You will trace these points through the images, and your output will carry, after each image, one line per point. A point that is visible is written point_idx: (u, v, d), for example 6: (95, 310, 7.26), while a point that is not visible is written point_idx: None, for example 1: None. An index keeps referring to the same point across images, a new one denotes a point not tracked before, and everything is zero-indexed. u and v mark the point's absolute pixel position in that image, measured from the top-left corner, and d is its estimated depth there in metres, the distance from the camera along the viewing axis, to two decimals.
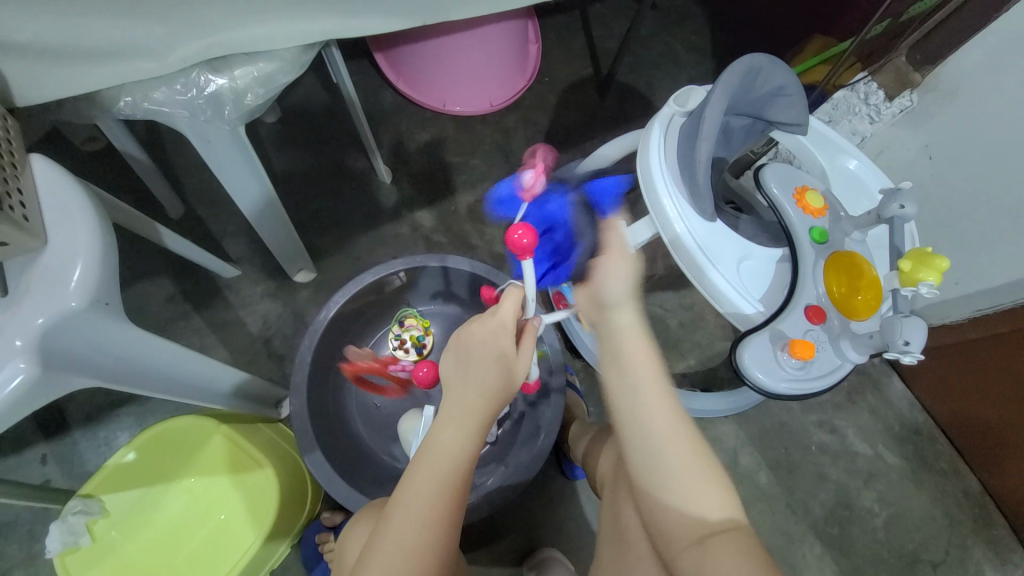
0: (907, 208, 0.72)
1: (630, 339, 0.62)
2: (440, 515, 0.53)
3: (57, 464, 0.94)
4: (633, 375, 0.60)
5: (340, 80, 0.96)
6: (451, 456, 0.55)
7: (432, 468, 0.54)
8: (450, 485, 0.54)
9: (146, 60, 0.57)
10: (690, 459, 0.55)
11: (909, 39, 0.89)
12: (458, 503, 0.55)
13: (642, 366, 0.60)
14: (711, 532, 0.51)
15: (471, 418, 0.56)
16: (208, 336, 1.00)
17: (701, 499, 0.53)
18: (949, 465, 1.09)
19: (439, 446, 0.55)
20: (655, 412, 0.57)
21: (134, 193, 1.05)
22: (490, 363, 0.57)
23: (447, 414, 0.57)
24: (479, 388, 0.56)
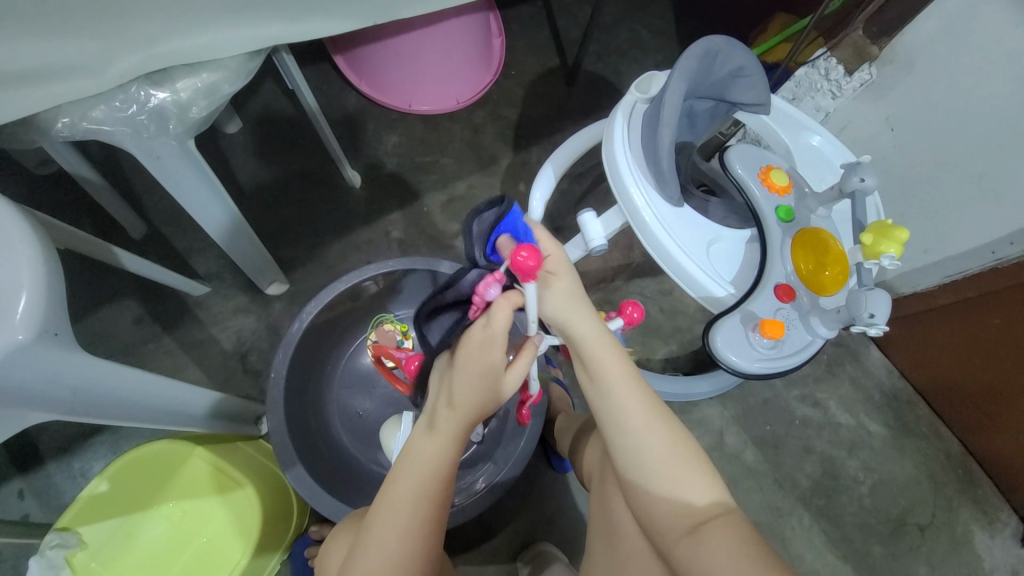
0: (868, 180, 0.72)
1: (595, 346, 0.58)
2: (428, 526, 0.54)
3: (34, 498, 0.91)
4: (604, 383, 0.57)
5: (297, 86, 0.93)
6: (435, 464, 0.54)
7: (418, 478, 0.54)
8: (438, 497, 0.54)
9: (82, 78, 0.54)
10: (671, 453, 0.55)
11: (865, 12, 0.89)
12: (443, 508, 0.55)
13: (620, 374, 0.57)
14: (703, 520, 0.53)
15: (455, 432, 0.54)
16: (181, 356, 0.98)
17: (689, 486, 0.54)
18: (929, 429, 1.12)
19: (421, 457, 0.55)
20: (638, 411, 0.56)
21: (93, 214, 1.02)
22: (473, 384, 0.53)
23: (432, 424, 0.55)
24: (463, 403, 0.54)
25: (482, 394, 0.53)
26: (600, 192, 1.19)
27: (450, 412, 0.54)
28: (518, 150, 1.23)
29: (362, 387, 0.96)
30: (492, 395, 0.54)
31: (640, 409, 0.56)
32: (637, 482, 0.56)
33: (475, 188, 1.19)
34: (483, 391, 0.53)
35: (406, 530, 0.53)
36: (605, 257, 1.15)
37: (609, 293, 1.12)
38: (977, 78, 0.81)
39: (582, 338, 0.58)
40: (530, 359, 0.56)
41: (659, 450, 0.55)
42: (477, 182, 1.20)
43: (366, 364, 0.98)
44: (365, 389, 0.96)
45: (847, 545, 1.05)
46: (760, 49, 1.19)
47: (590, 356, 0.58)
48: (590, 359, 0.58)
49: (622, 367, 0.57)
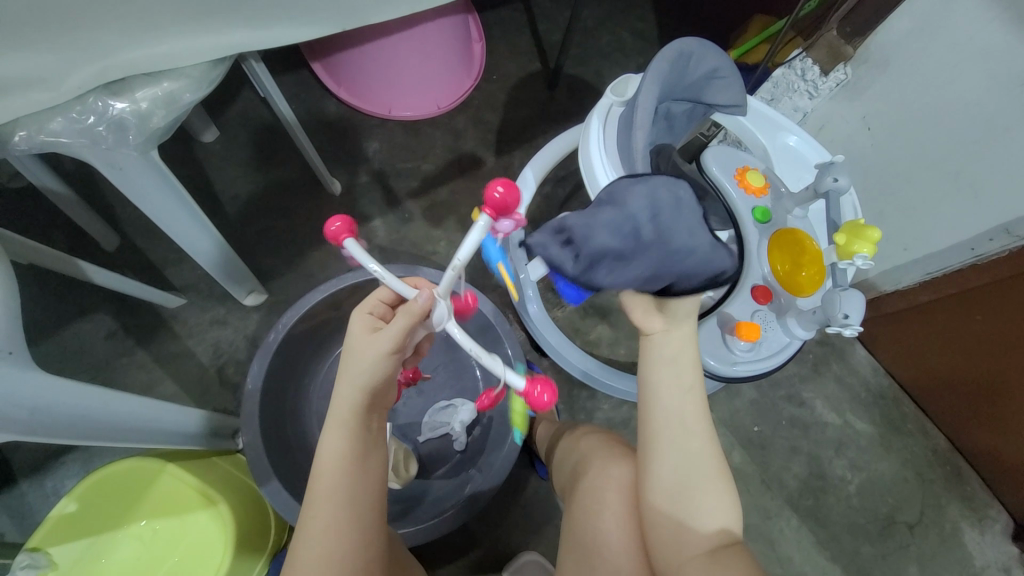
0: (841, 180, 0.72)
1: (682, 349, 0.59)
2: (349, 527, 0.53)
3: (5, 519, 0.89)
4: (682, 384, 0.58)
5: (269, 94, 0.92)
6: (339, 454, 0.54)
7: (329, 478, 0.53)
8: (349, 491, 0.54)
9: (37, 90, 0.53)
10: (713, 471, 0.55)
11: (839, 11, 0.89)
12: (358, 499, 0.54)
13: (688, 376, 0.58)
14: (722, 546, 0.53)
15: (348, 416, 0.55)
16: (156, 370, 0.96)
17: (715, 508, 0.54)
18: (915, 426, 1.12)
19: (330, 454, 0.54)
20: (693, 420, 0.57)
21: (65, 227, 1.00)
22: (351, 354, 0.55)
23: (333, 417, 0.55)
24: (345, 384, 0.55)
25: (358, 363, 0.54)
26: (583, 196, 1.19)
27: (341, 395, 0.55)
28: (500, 154, 1.23)
29: None
30: (370, 363, 0.54)
31: (699, 415, 0.57)
32: (677, 490, 0.54)
33: (457, 194, 1.18)
34: (360, 362, 0.54)
35: (327, 537, 0.52)
36: None
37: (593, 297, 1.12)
38: (949, 76, 0.81)
39: (675, 336, 0.59)
40: (407, 321, 0.53)
41: (703, 465, 0.55)
42: (459, 188, 1.19)
43: None
44: None
45: (836, 545, 1.04)
46: (741, 49, 1.20)
47: (675, 359, 0.59)
48: (671, 356, 0.59)
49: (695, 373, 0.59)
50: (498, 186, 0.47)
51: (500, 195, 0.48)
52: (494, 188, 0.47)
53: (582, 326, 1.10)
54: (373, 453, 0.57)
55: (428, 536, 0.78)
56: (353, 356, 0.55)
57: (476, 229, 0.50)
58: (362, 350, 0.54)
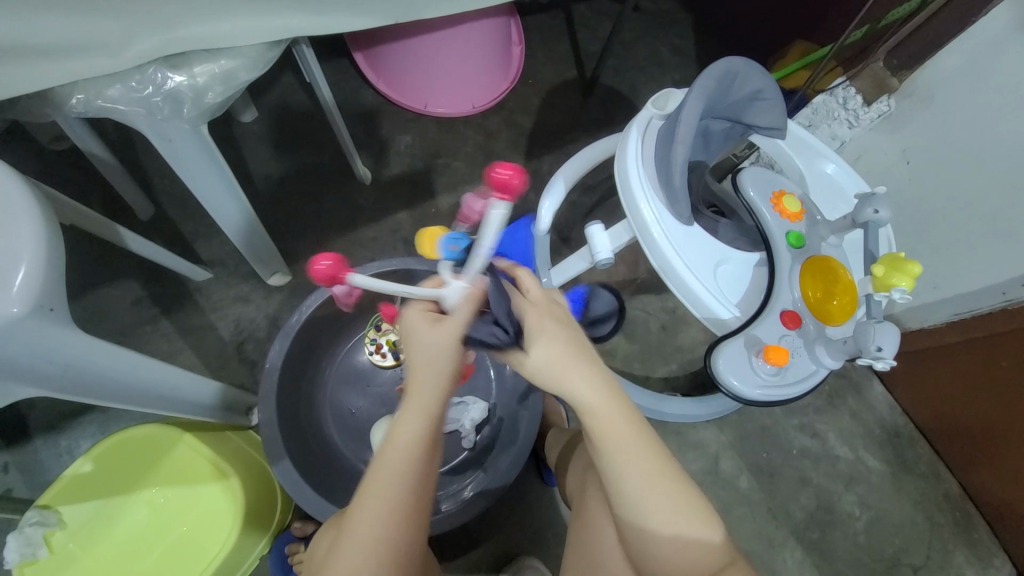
0: (881, 212, 0.73)
1: (596, 408, 0.50)
2: (413, 518, 0.52)
3: (18, 473, 0.90)
4: (615, 443, 0.50)
5: (314, 79, 0.93)
6: (415, 444, 0.52)
7: (399, 464, 0.52)
8: (419, 479, 0.52)
9: (101, 57, 0.55)
10: (678, 515, 0.51)
11: (887, 43, 0.89)
12: (425, 486, 0.54)
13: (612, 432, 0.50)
14: (713, 570, 0.52)
15: (430, 402, 0.53)
16: (177, 341, 0.97)
17: (698, 537, 0.52)
18: (928, 468, 1.10)
19: (403, 440, 0.52)
20: (629, 471, 0.51)
21: (103, 193, 1.02)
22: (424, 345, 0.52)
23: (412, 403, 0.53)
24: (430, 373, 0.53)
25: (438, 354, 0.52)
26: (610, 206, 1.19)
27: (420, 384, 0.53)
28: (530, 158, 1.24)
29: (357, 385, 0.95)
30: (447, 355, 0.53)
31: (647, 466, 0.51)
32: (646, 538, 0.52)
33: None
34: (439, 356, 0.52)
35: (388, 522, 0.51)
36: (611, 272, 1.14)
37: None
38: (999, 115, 0.79)
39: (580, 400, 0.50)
40: (471, 307, 0.53)
41: (660, 514, 0.51)
42: None
43: (363, 362, 0.97)
44: (359, 387, 0.95)
45: None
46: (779, 74, 1.19)
47: (591, 413, 0.50)
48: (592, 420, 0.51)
49: (625, 425, 0.51)
50: (506, 168, 0.52)
51: (507, 176, 0.52)
52: (500, 171, 0.52)
53: (598, 335, 1.09)
54: (439, 445, 0.56)
55: (434, 530, 0.78)
56: (432, 351, 0.52)
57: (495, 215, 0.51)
58: (440, 344, 0.52)
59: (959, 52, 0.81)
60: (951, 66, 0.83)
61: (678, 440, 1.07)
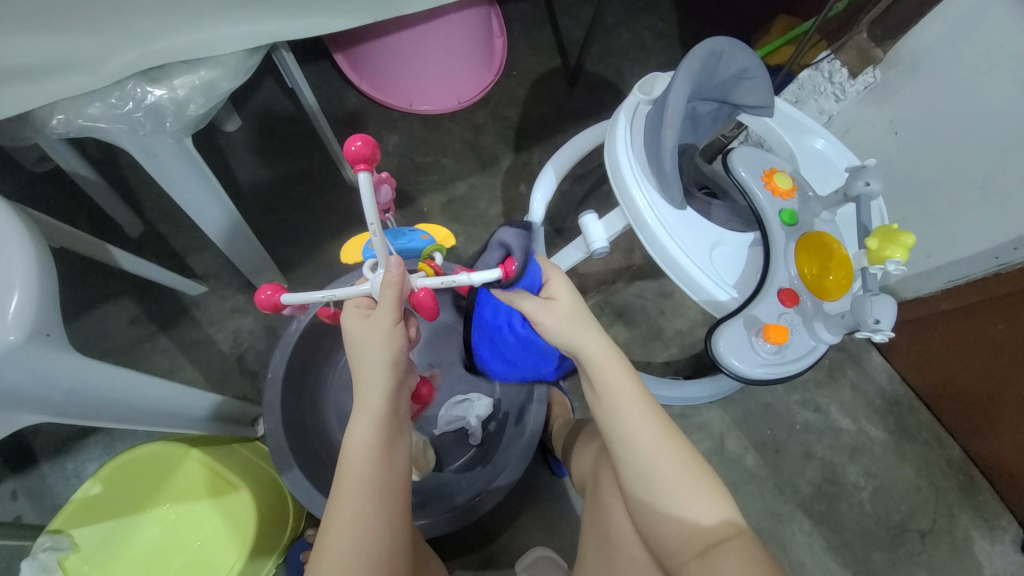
0: (872, 184, 0.73)
1: (600, 362, 0.56)
2: (376, 516, 0.51)
3: (27, 500, 0.90)
4: (611, 397, 0.55)
5: (296, 84, 0.92)
6: (367, 445, 0.52)
7: (359, 463, 0.52)
8: (377, 479, 0.52)
9: (78, 75, 0.54)
10: (687, 475, 0.54)
11: (869, 15, 0.88)
12: (387, 486, 0.53)
13: (618, 388, 0.56)
14: (714, 541, 0.52)
15: (376, 399, 0.53)
16: (177, 356, 0.97)
17: (696, 501, 0.54)
18: (930, 434, 1.11)
19: (356, 441, 0.53)
20: (634, 426, 0.55)
21: (90, 212, 1.01)
22: (359, 341, 0.54)
23: (358, 403, 0.54)
24: (368, 368, 0.54)
25: (370, 349, 0.53)
26: (602, 194, 1.19)
27: (360, 383, 0.54)
28: (519, 150, 1.23)
29: None
30: (378, 346, 0.53)
31: (647, 425, 0.55)
32: (649, 499, 0.54)
33: (475, 189, 1.19)
34: (371, 347, 0.53)
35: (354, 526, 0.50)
36: (606, 260, 1.14)
37: (609, 295, 1.12)
38: (985, 79, 0.79)
39: (586, 354, 0.56)
40: (391, 292, 0.53)
41: (667, 472, 0.54)
42: (477, 183, 1.19)
43: None
44: None
45: (847, 551, 1.04)
46: (764, 51, 1.18)
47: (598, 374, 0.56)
48: (593, 373, 0.56)
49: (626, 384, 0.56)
50: (356, 139, 0.49)
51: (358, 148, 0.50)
52: (352, 143, 0.49)
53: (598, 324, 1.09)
54: (399, 443, 0.55)
55: (446, 528, 0.79)
56: (365, 344, 0.53)
57: (365, 191, 0.50)
58: (367, 336, 0.54)
59: (942, 18, 0.81)
60: (935, 33, 0.82)
61: (683, 423, 1.08)
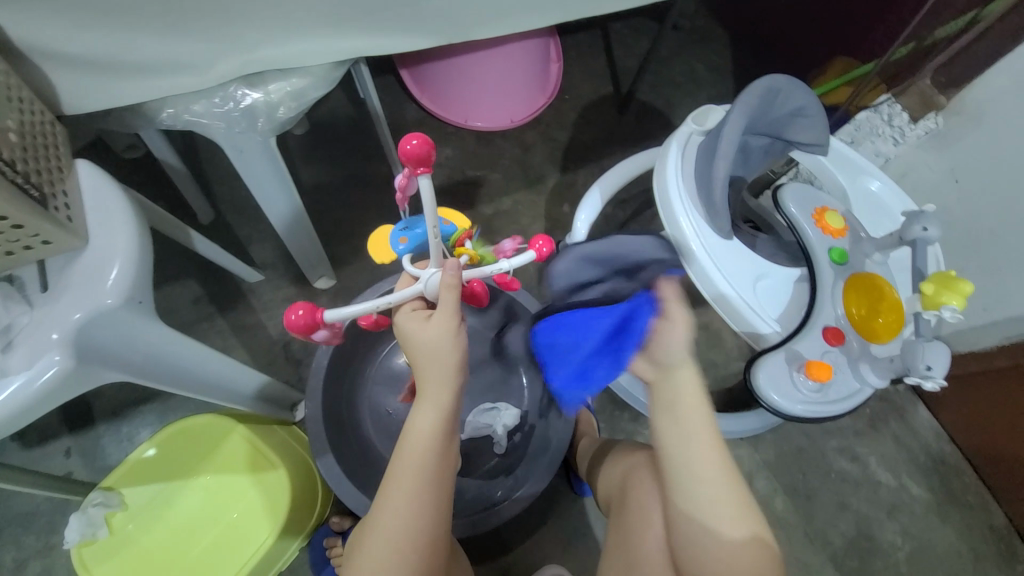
0: (930, 230, 0.72)
1: (686, 391, 0.52)
2: (429, 498, 0.54)
3: (81, 457, 0.97)
4: (688, 433, 0.52)
5: (366, 94, 0.99)
6: (429, 435, 0.54)
7: (419, 451, 0.54)
8: (435, 466, 0.54)
9: (188, 75, 0.61)
10: (738, 517, 0.52)
11: (934, 61, 0.87)
12: (442, 472, 0.55)
13: (693, 415, 0.52)
14: None
15: (443, 393, 0.54)
16: (230, 338, 1.03)
17: (741, 543, 0.52)
18: (977, 500, 1.04)
19: (421, 429, 0.54)
20: (703, 468, 0.52)
21: (169, 197, 1.11)
22: (426, 340, 0.53)
23: (422, 393, 0.55)
24: (437, 364, 0.54)
25: (436, 347, 0.53)
26: (643, 220, 1.20)
27: (426, 376, 0.54)
28: (566, 171, 1.26)
29: (394, 387, 0.98)
30: (444, 344, 0.53)
31: (713, 465, 0.52)
32: (696, 533, 0.52)
33: (520, 204, 1.22)
34: (439, 344, 0.53)
35: (411, 509, 0.53)
36: None
37: None
38: None
39: (673, 383, 0.52)
40: (450, 294, 0.53)
41: (723, 512, 0.52)
42: (523, 199, 1.23)
43: (401, 365, 0.99)
44: (396, 389, 0.98)
45: None
46: (819, 90, 1.18)
47: (677, 409, 0.52)
48: (674, 399, 0.52)
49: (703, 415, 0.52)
50: (412, 138, 0.48)
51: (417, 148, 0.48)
52: (409, 142, 0.47)
53: None
54: (455, 434, 0.57)
55: (466, 532, 0.79)
56: (433, 343, 0.53)
57: (425, 192, 0.50)
58: (435, 334, 0.53)
59: (1007, 73, 0.79)
60: (1000, 86, 0.81)
61: None
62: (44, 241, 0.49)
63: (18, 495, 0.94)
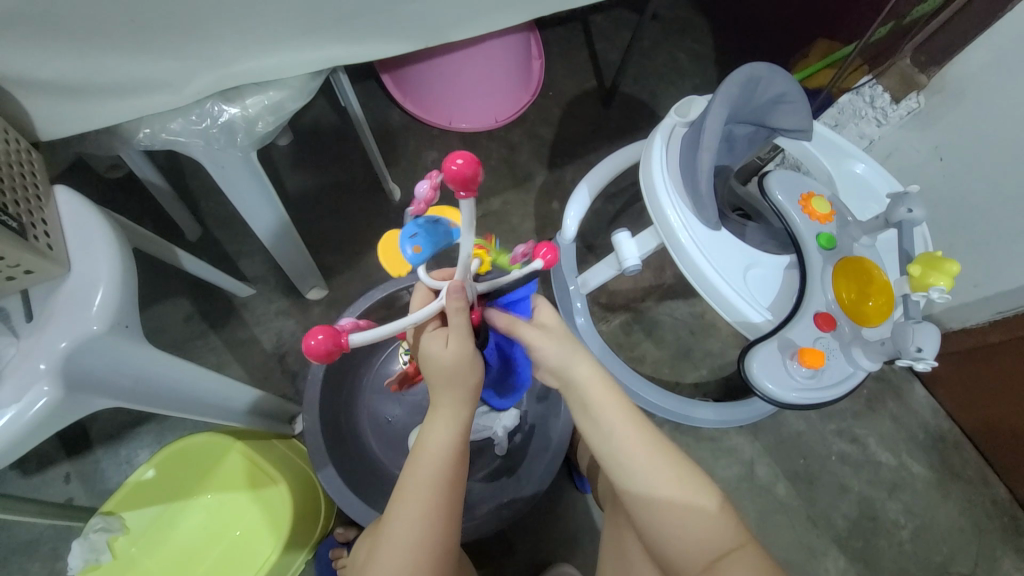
0: (915, 211, 0.72)
1: (593, 388, 0.57)
2: (446, 513, 0.54)
3: (80, 482, 0.96)
4: (604, 418, 0.56)
5: (348, 102, 0.98)
6: (445, 450, 0.55)
7: (434, 465, 0.54)
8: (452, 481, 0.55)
9: (164, 94, 0.60)
10: (679, 490, 0.54)
11: (914, 39, 0.88)
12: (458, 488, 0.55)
13: (612, 407, 0.56)
14: (720, 554, 0.51)
15: (461, 410, 0.55)
16: (224, 354, 1.03)
17: (690, 515, 0.53)
18: (975, 473, 1.05)
19: (437, 445, 0.55)
20: (629, 447, 0.55)
21: (155, 216, 1.10)
22: (446, 364, 0.53)
23: (440, 409, 0.55)
24: (459, 384, 0.55)
25: (460, 370, 0.54)
26: (633, 213, 1.20)
27: (445, 394, 0.55)
28: (553, 168, 1.26)
29: (393, 395, 0.98)
30: (465, 368, 0.54)
31: (637, 442, 0.55)
32: (646, 516, 0.54)
33: (510, 204, 1.22)
34: (461, 366, 0.53)
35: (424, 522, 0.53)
36: (637, 278, 1.14)
37: (638, 313, 1.12)
38: None
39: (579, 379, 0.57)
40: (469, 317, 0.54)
41: (664, 485, 0.54)
42: (512, 198, 1.23)
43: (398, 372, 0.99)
44: (394, 397, 0.97)
45: None
46: (801, 75, 1.18)
47: (589, 400, 0.57)
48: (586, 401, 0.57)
49: (619, 405, 0.56)
50: (458, 158, 0.42)
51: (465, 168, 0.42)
52: (455, 160, 0.42)
53: (626, 341, 1.10)
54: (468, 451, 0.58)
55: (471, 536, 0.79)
56: (456, 367, 0.53)
57: (468, 212, 0.46)
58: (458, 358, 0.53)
59: (987, 46, 0.79)
60: (980, 60, 0.81)
61: (711, 446, 1.06)
62: (26, 271, 0.49)
63: (20, 523, 0.94)
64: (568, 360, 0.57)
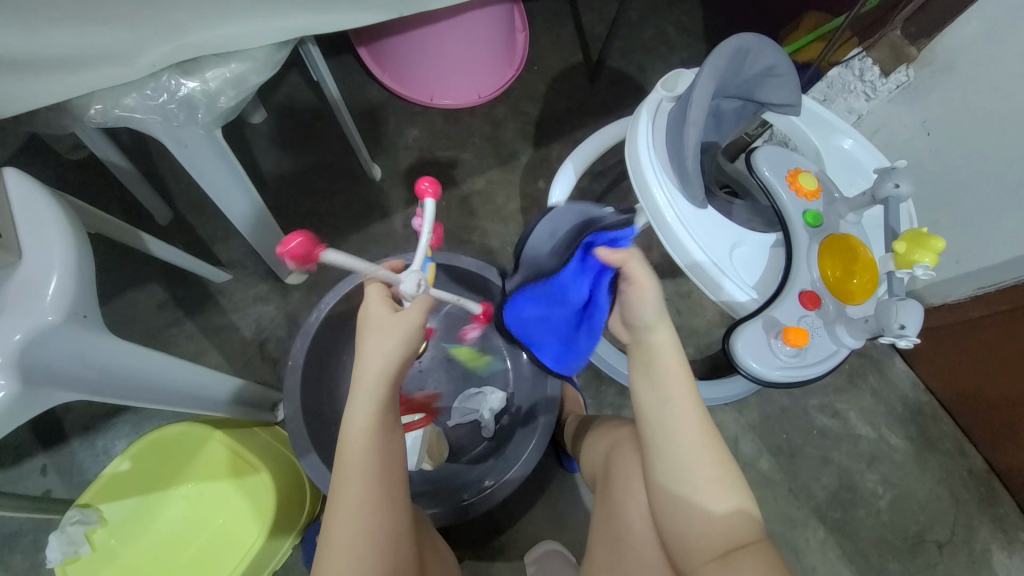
0: (902, 186, 0.71)
1: (666, 355, 0.59)
2: (381, 491, 0.53)
3: (57, 475, 0.94)
4: (665, 390, 0.58)
5: (321, 77, 0.94)
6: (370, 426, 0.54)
7: (362, 443, 0.53)
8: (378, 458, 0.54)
9: (117, 66, 0.56)
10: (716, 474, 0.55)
11: (902, 12, 0.85)
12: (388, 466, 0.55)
13: (676, 382, 0.58)
14: (738, 544, 0.53)
15: (378, 383, 0.54)
16: (202, 342, 1.00)
17: (720, 499, 0.54)
18: (952, 445, 1.08)
19: (358, 423, 0.54)
20: (685, 422, 0.56)
21: (122, 200, 1.05)
22: (375, 334, 0.55)
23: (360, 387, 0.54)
24: (376, 355, 0.54)
25: (382, 342, 0.54)
26: (619, 192, 1.18)
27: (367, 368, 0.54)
28: (539, 146, 1.23)
29: None
30: (389, 340, 0.55)
31: (693, 417, 0.57)
32: (680, 492, 0.55)
33: (494, 184, 1.19)
34: (386, 338, 0.55)
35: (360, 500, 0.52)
36: None
37: None
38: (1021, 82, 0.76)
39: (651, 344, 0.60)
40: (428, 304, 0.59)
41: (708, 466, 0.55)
42: (496, 177, 1.20)
43: None
44: None
45: (862, 559, 1.02)
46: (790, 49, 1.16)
47: (655, 365, 0.59)
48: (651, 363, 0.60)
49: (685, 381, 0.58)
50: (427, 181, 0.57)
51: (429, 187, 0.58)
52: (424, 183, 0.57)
53: None
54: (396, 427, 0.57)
55: (456, 518, 0.80)
56: (382, 337, 0.54)
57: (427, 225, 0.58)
58: (385, 329, 0.55)
59: (978, 16, 0.78)
60: (971, 32, 0.79)
61: None
62: None
63: None
64: (656, 325, 0.61)
